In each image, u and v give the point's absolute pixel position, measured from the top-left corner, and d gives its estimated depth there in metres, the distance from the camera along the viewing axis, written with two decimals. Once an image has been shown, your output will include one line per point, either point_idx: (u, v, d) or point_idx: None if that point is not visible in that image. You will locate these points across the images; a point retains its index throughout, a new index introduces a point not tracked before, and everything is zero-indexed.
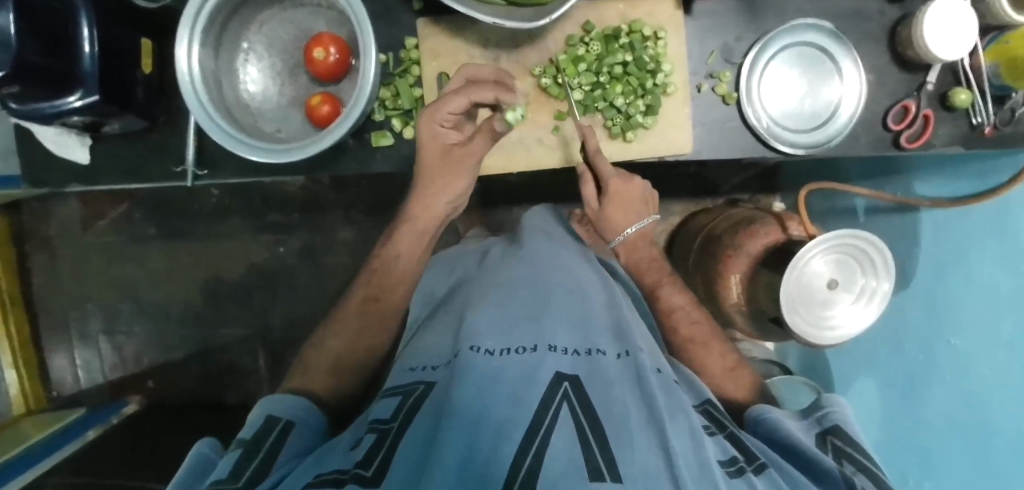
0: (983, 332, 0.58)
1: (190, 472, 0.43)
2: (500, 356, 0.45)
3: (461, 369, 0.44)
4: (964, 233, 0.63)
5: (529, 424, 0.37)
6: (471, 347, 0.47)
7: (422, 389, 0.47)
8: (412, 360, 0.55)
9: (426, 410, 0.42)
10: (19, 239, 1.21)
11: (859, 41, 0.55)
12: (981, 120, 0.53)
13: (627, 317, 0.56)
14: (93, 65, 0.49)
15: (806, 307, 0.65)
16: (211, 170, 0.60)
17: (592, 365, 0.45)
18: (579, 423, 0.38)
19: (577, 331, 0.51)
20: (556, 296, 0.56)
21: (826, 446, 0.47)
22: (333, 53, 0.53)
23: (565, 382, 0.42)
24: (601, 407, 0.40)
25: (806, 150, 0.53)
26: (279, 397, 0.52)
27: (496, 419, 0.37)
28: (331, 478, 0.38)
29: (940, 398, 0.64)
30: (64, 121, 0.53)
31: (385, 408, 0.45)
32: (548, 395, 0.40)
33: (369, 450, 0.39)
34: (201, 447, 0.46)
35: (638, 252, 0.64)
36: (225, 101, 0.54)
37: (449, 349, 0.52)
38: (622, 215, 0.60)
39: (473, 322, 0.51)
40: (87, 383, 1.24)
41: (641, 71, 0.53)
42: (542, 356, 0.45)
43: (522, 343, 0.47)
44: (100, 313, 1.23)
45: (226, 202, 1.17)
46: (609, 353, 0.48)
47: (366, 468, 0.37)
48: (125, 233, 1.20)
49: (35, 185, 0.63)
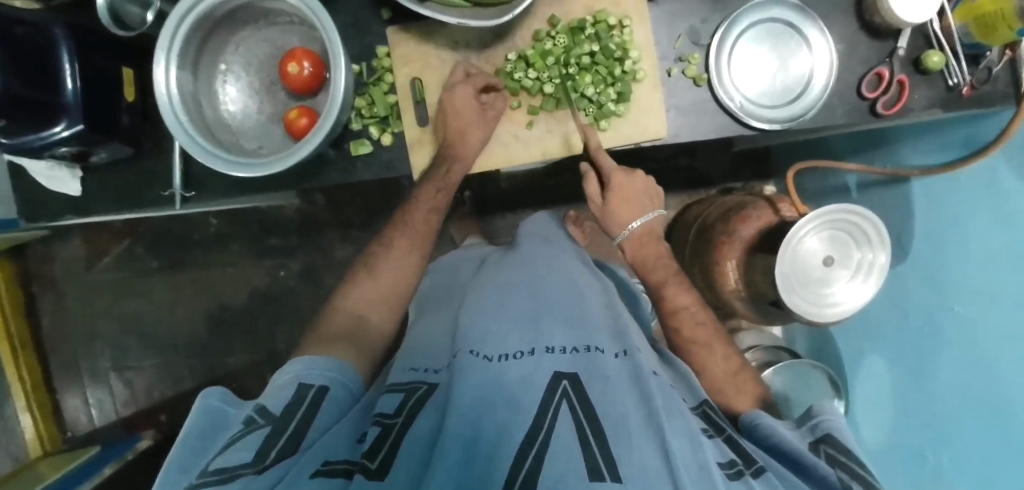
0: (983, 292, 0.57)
1: (203, 431, 0.43)
2: (498, 360, 0.45)
3: (460, 369, 0.43)
4: (962, 197, 0.62)
5: (529, 427, 0.37)
6: (471, 350, 0.46)
7: (424, 388, 0.47)
8: (409, 360, 0.54)
9: (430, 411, 0.42)
10: (25, 281, 1.23)
11: (825, 13, 0.55)
12: (957, 81, 0.53)
13: (626, 324, 0.55)
14: (75, 96, 0.51)
15: (800, 284, 0.64)
16: (199, 191, 0.61)
17: (592, 365, 0.45)
18: (579, 421, 0.37)
19: (575, 332, 0.50)
20: (554, 297, 0.55)
21: (819, 454, 0.43)
22: (307, 66, 0.54)
23: (564, 381, 0.42)
24: (601, 407, 0.39)
25: (784, 124, 0.53)
26: (307, 360, 0.51)
27: (497, 418, 0.38)
28: (339, 469, 0.36)
29: (949, 371, 0.62)
30: (51, 152, 0.55)
31: (389, 402, 0.45)
32: (547, 396, 0.40)
33: (376, 441, 0.39)
34: (210, 397, 0.46)
35: (643, 246, 0.65)
36: (206, 122, 0.55)
37: (447, 352, 0.53)
38: (624, 209, 0.63)
39: (470, 323, 0.51)
40: (100, 421, 1.25)
41: (609, 60, 0.53)
42: (540, 359, 0.45)
43: (519, 348, 0.47)
44: (110, 349, 1.24)
45: (225, 230, 1.18)
46: (607, 353, 0.48)
47: (371, 461, 0.36)
48: (130, 268, 1.22)
49: (31, 220, 0.65)
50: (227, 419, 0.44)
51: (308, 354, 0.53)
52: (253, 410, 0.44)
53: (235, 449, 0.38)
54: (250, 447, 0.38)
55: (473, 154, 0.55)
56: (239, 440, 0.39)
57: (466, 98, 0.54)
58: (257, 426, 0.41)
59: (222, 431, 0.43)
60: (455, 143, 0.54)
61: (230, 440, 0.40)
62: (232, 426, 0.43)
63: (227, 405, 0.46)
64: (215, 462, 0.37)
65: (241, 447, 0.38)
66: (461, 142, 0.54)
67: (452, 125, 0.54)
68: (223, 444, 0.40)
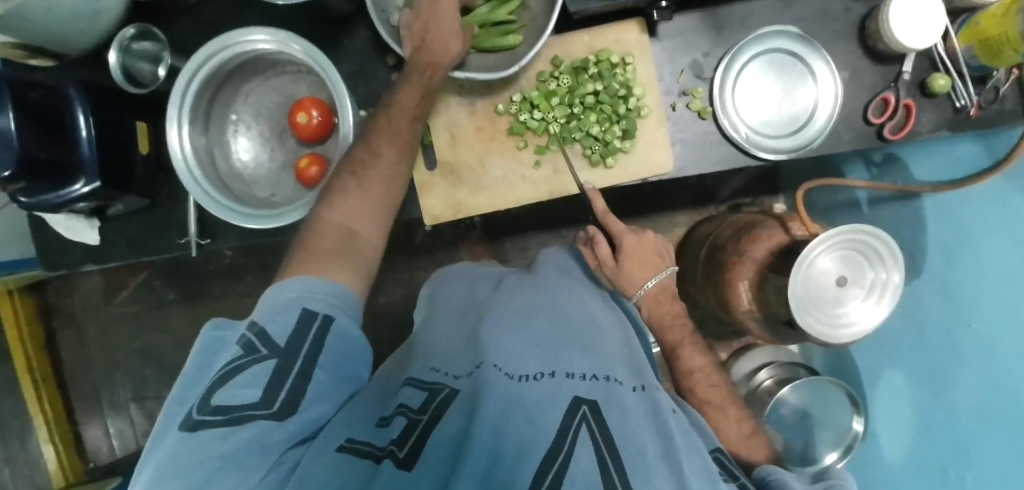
0: (990, 303, 0.58)
1: (203, 358, 0.38)
2: (518, 380, 0.41)
3: (482, 384, 0.40)
4: (971, 212, 0.63)
5: (548, 446, 0.33)
6: (495, 364, 0.44)
7: (448, 391, 0.42)
8: (430, 362, 0.51)
9: (459, 407, 0.38)
10: (46, 315, 1.25)
11: (828, 41, 0.55)
12: (964, 102, 0.53)
13: (643, 360, 0.52)
14: (90, 150, 0.52)
15: (815, 306, 0.64)
16: (213, 238, 0.63)
17: (611, 394, 0.41)
18: (599, 449, 0.33)
19: (595, 361, 0.47)
20: (574, 329, 0.53)
21: None
22: (316, 115, 0.55)
23: (582, 407, 0.38)
24: (621, 437, 0.35)
25: (788, 154, 0.54)
26: (298, 282, 0.43)
27: (519, 433, 0.34)
28: (363, 448, 0.33)
29: (965, 386, 0.63)
30: (70, 207, 0.57)
31: (414, 397, 0.41)
32: (566, 419, 0.36)
33: (403, 431, 0.35)
34: (212, 326, 0.41)
35: (662, 304, 0.67)
36: (219, 174, 0.56)
37: (469, 359, 0.48)
38: (640, 269, 0.64)
39: (494, 337, 0.49)
40: (122, 450, 1.26)
41: (613, 98, 0.54)
42: (560, 382, 0.42)
43: (538, 369, 0.43)
44: (129, 380, 1.26)
45: (239, 260, 1.20)
46: (625, 385, 0.44)
47: (400, 448, 0.33)
48: (146, 300, 1.24)
49: (52, 269, 0.66)
50: (224, 343, 0.39)
51: (294, 276, 0.44)
52: (250, 332, 0.38)
53: (235, 383, 0.34)
54: (254, 382, 0.34)
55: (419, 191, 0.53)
56: (238, 373, 0.35)
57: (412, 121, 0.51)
58: (259, 355, 0.36)
59: (220, 353, 0.38)
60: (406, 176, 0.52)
61: (224, 366, 0.35)
62: (228, 348, 0.38)
63: (224, 330, 0.40)
64: (216, 396, 0.33)
65: (242, 383, 0.34)
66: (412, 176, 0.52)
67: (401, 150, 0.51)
68: (217, 370, 0.36)
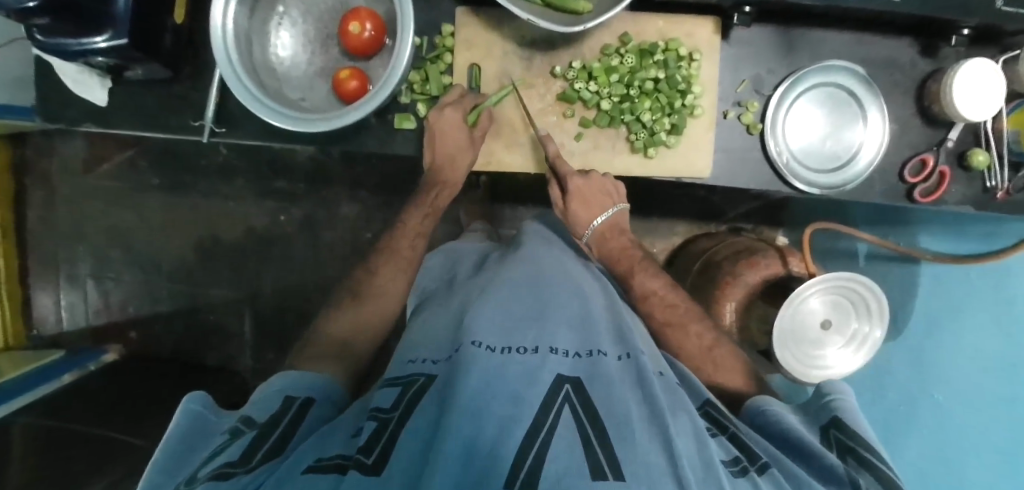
0: (970, 379, 0.70)
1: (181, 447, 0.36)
2: (501, 352, 0.39)
3: (462, 364, 0.37)
4: (963, 294, 0.72)
5: (528, 425, 0.31)
6: (472, 340, 0.41)
7: (424, 380, 0.40)
8: (410, 352, 0.48)
9: (431, 399, 0.36)
10: (17, 170, 1.19)
11: (888, 90, 0.56)
12: (995, 183, 0.54)
13: (626, 320, 0.51)
14: (124, 8, 0.48)
15: (795, 344, 0.65)
16: (228, 128, 0.60)
17: (593, 370, 0.39)
18: (582, 425, 0.32)
19: (577, 335, 0.45)
20: (557, 299, 0.50)
21: (828, 440, 0.40)
22: (368, 29, 0.53)
23: (564, 386, 0.36)
24: (603, 406, 0.34)
25: (821, 190, 0.54)
26: (292, 376, 0.46)
27: (498, 412, 0.31)
28: (333, 463, 0.31)
29: (921, 445, 0.73)
30: (88, 59, 0.53)
31: (386, 397, 0.38)
32: (548, 396, 0.34)
33: (372, 435, 0.32)
34: (190, 401, 0.40)
35: (609, 240, 0.61)
36: (254, 64, 0.53)
37: (449, 343, 0.45)
38: (588, 210, 0.57)
39: (474, 314, 0.46)
40: (68, 325, 1.22)
41: (671, 90, 0.53)
42: (543, 358, 0.39)
43: (521, 343, 0.41)
44: (92, 256, 1.21)
45: (232, 162, 1.16)
46: (610, 356, 0.42)
47: (367, 456, 0.30)
48: (128, 179, 1.19)
49: (48, 121, 0.62)
50: (209, 429, 0.39)
51: (287, 371, 0.47)
52: (238, 421, 0.39)
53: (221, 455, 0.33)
54: (239, 447, 0.34)
55: (460, 179, 0.57)
56: (223, 450, 0.34)
57: (454, 121, 0.53)
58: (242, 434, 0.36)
59: (206, 441, 0.37)
60: (444, 168, 0.55)
61: (214, 450, 0.35)
62: (216, 437, 0.38)
63: (209, 412, 0.41)
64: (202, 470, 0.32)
65: (225, 454, 0.33)
66: (450, 168, 0.56)
67: (442, 150, 0.54)
68: (208, 453, 0.35)
